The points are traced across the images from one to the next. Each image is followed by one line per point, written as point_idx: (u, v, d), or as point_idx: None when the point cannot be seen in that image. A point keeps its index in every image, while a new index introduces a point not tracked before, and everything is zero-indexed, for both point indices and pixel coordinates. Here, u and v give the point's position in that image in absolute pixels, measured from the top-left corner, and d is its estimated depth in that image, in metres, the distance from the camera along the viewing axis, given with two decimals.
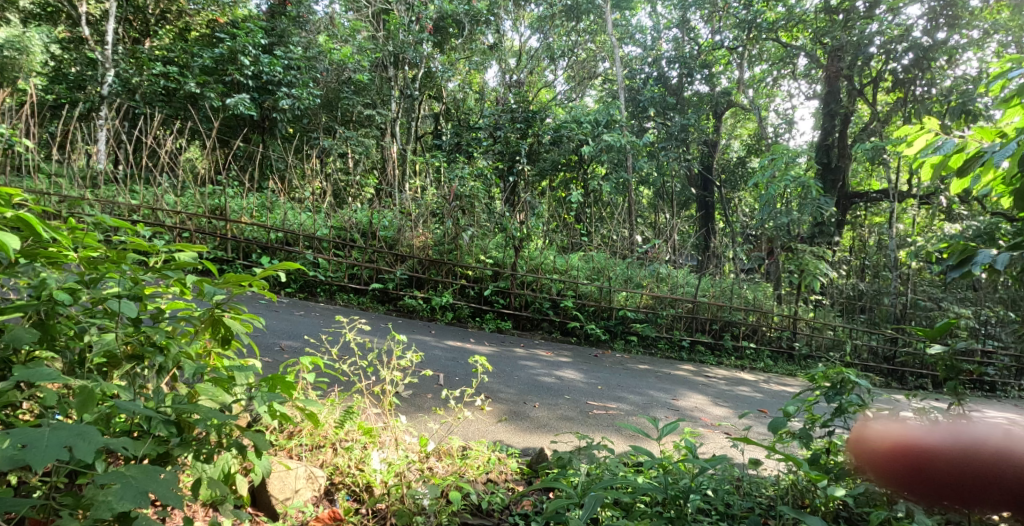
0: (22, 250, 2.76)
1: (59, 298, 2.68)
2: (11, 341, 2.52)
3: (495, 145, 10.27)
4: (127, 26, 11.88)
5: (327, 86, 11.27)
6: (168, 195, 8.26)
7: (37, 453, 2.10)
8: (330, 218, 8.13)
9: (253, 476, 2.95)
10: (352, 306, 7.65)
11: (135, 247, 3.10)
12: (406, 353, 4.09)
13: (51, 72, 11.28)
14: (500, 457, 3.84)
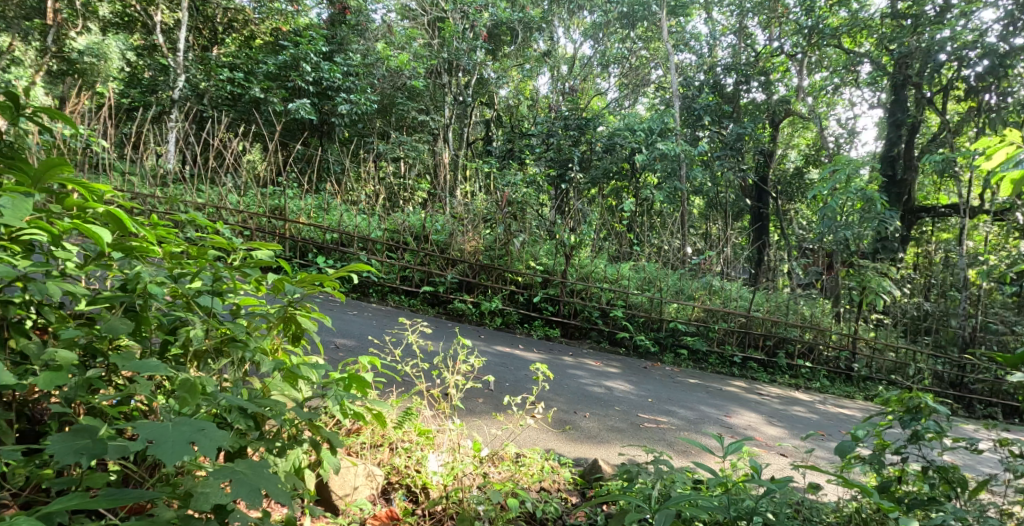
0: (115, 244, 2.88)
1: (151, 291, 2.82)
2: (109, 331, 2.68)
3: (548, 153, 10.24)
4: (195, 33, 12.22)
5: (383, 92, 11.55)
6: (231, 195, 8.63)
7: (162, 447, 2.18)
8: (383, 220, 8.31)
9: (320, 472, 3.02)
10: (403, 307, 7.79)
11: (214, 244, 3.23)
12: (468, 357, 4.09)
13: (126, 77, 11.99)
14: (554, 466, 3.79)
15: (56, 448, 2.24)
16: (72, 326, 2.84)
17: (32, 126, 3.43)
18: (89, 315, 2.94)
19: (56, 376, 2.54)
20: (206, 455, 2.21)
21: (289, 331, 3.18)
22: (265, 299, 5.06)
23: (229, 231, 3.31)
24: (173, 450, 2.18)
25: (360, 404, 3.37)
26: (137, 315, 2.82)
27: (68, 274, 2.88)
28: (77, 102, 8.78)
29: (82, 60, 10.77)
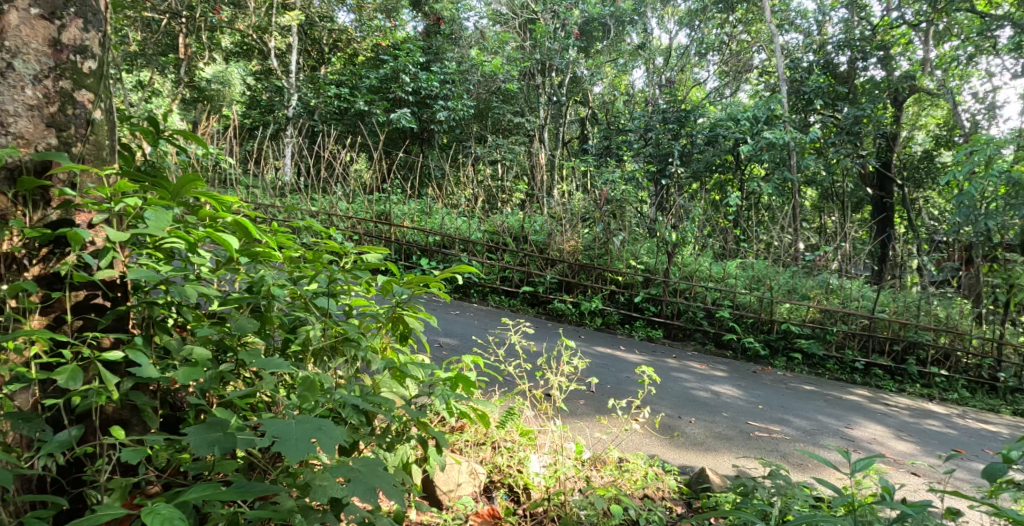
0: (242, 250, 3.04)
1: (275, 293, 2.96)
2: (237, 330, 2.82)
3: (646, 148, 10.11)
4: (306, 56, 12.99)
5: (478, 97, 11.57)
6: (341, 202, 9.19)
7: (287, 444, 2.23)
8: (483, 222, 8.45)
9: (428, 468, 3.08)
10: (503, 308, 7.93)
11: (328, 249, 3.37)
12: (572, 358, 4.05)
13: (247, 100, 12.97)
14: (658, 473, 3.67)
15: (193, 440, 2.34)
16: (207, 325, 3.02)
17: (167, 148, 3.68)
18: (221, 315, 3.11)
19: (193, 371, 2.66)
20: (327, 452, 2.25)
21: (397, 331, 3.28)
22: (374, 300, 5.22)
23: (341, 237, 3.45)
24: (296, 445, 2.23)
25: (465, 404, 3.40)
26: (263, 315, 2.96)
27: (203, 278, 3.07)
28: (206, 124, 9.49)
29: (210, 87, 11.66)
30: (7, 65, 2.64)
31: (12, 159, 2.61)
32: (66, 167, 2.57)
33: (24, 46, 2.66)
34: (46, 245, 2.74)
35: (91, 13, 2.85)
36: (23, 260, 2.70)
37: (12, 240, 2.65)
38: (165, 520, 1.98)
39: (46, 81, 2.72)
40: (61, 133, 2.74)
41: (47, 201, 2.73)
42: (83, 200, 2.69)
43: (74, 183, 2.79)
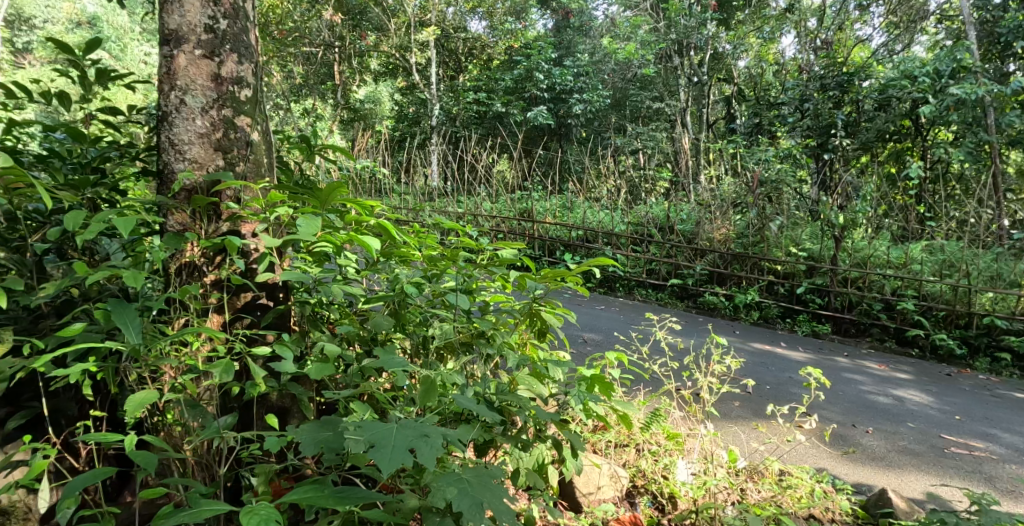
0: (382, 251, 3.12)
1: (410, 291, 2.99)
2: (374, 329, 2.87)
3: (803, 121, 8.60)
4: (445, 66, 13.30)
5: (614, 86, 11.70)
6: (485, 203, 9.38)
7: (386, 453, 2.16)
8: (626, 214, 8.30)
9: (565, 471, 3.01)
10: (650, 302, 7.75)
11: (466, 245, 3.35)
12: (725, 357, 3.76)
13: (395, 113, 13.65)
14: (827, 491, 3.31)
15: (302, 438, 2.38)
16: (348, 322, 3.10)
17: (322, 160, 3.85)
18: (366, 312, 3.19)
19: (324, 366, 2.69)
20: (424, 464, 2.15)
21: (534, 328, 3.22)
22: (516, 296, 5.20)
23: (478, 234, 3.42)
24: (393, 453, 2.15)
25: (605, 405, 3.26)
26: (398, 313, 3.00)
27: (350, 278, 3.18)
28: (361, 139, 10.06)
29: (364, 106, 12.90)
30: (180, 102, 2.89)
31: (185, 183, 2.82)
32: (229, 185, 2.71)
33: (192, 84, 2.90)
34: (218, 253, 2.92)
35: (244, 46, 3.01)
36: (202, 267, 2.92)
37: (191, 248, 2.88)
38: (263, 520, 2.00)
39: (212, 111, 2.92)
40: (226, 156, 2.93)
41: (218, 214, 2.95)
42: (244, 212, 2.87)
43: (239, 197, 2.95)
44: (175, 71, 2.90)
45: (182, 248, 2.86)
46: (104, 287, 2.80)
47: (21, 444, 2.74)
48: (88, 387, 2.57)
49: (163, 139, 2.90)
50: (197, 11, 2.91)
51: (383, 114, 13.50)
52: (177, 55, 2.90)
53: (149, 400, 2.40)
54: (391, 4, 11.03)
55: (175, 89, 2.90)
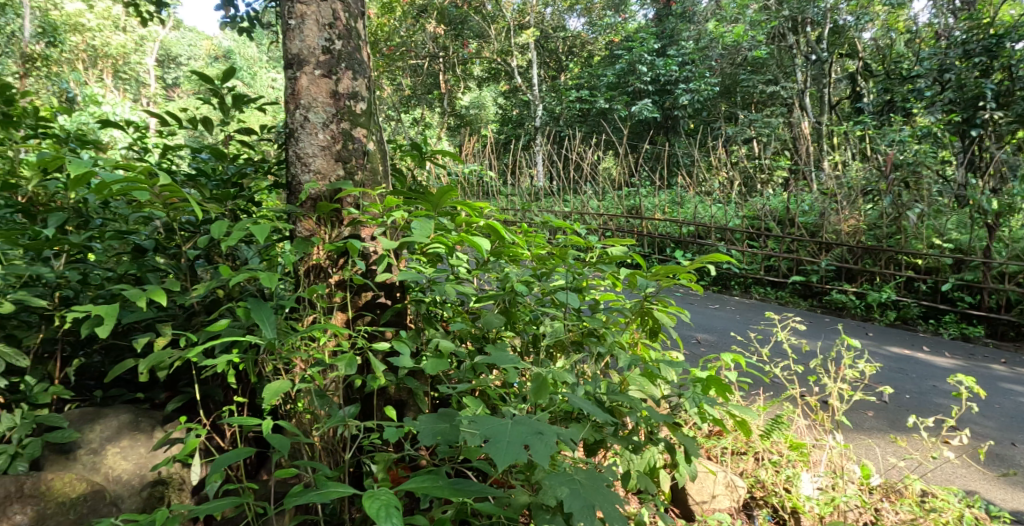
0: (491, 250, 3.12)
1: (519, 290, 2.96)
2: (485, 326, 2.84)
3: (946, 93, 7.52)
4: (546, 68, 13.65)
5: (722, 73, 10.94)
6: (592, 201, 9.27)
7: (502, 448, 2.10)
8: (742, 208, 7.97)
9: (678, 477, 2.88)
10: (769, 301, 7.36)
11: (575, 243, 3.28)
12: (858, 363, 3.46)
13: (500, 117, 13.79)
14: (979, 517, 2.94)
15: (420, 428, 2.37)
16: (461, 321, 3.09)
17: (432, 166, 3.89)
18: (478, 310, 3.18)
19: (439, 362, 2.67)
20: (538, 461, 2.09)
21: (645, 326, 3.11)
22: (625, 295, 5.07)
23: (589, 233, 3.34)
24: (507, 449, 2.10)
25: (721, 409, 3.08)
26: (507, 310, 2.98)
27: (463, 278, 3.17)
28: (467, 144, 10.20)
29: (469, 113, 13.29)
30: (304, 119, 3.10)
31: (311, 192, 3.01)
32: (350, 192, 2.85)
33: (314, 101, 3.10)
34: (340, 255, 3.04)
35: (358, 63, 3.20)
36: (328, 269, 3.06)
37: (318, 251, 3.00)
38: (384, 505, 2.01)
39: (332, 125, 3.11)
40: (346, 165, 3.12)
41: (340, 219, 3.08)
42: (364, 217, 2.91)
43: (357, 203, 3.10)
44: (299, 91, 3.11)
45: (309, 252, 2.94)
46: (242, 290, 2.99)
47: (176, 425, 2.94)
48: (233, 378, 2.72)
49: (290, 153, 3.10)
50: (315, 35, 3.11)
51: (487, 119, 13.67)
52: (299, 77, 3.12)
53: (283, 389, 2.49)
54: (490, 11, 11.43)
55: (299, 108, 3.10)
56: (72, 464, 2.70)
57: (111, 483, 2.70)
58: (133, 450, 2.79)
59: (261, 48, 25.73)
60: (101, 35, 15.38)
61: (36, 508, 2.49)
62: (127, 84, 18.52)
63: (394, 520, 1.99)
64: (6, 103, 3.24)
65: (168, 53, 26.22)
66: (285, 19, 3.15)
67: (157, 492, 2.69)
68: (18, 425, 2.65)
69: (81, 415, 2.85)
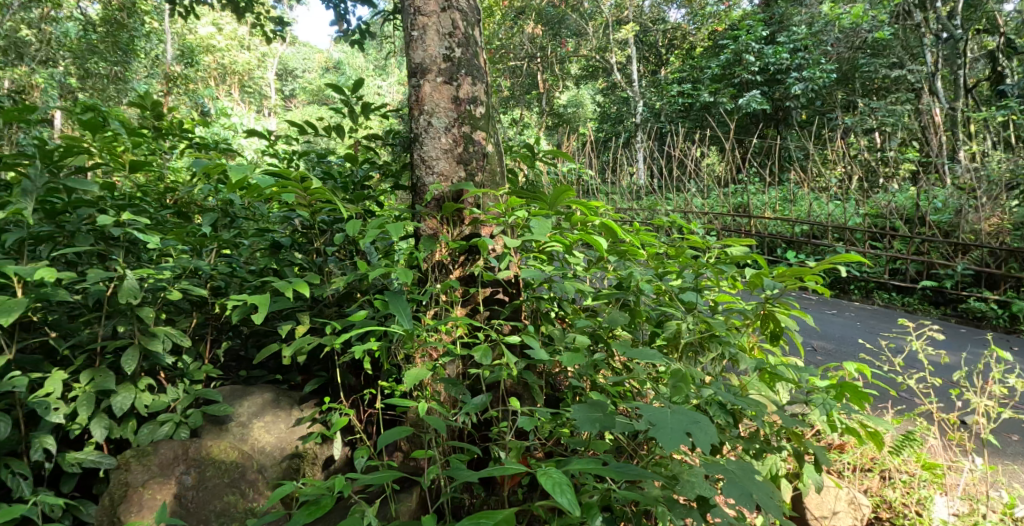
0: (611, 249, 3.10)
1: (643, 288, 2.95)
2: (609, 323, 2.83)
3: None
4: (645, 63, 13.40)
5: (839, 58, 10.09)
6: (696, 199, 8.95)
7: (666, 434, 2.13)
8: (863, 205, 7.45)
9: (800, 487, 2.71)
10: (894, 307, 6.83)
11: (694, 244, 3.20)
12: (1005, 381, 3.12)
13: (598, 116, 13.61)
14: None
15: (576, 416, 2.33)
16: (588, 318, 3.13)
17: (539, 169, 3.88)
18: (594, 308, 3.19)
19: (573, 355, 2.66)
20: (703, 448, 2.11)
21: (766, 329, 2.97)
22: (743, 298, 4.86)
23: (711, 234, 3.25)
24: (672, 435, 2.12)
25: (851, 418, 2.87)
26: (632, 309, 2.96)
27: (579, 276, 3.19)
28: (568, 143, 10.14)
29: (567, 111, 13.27)
30: (428, 124, 3.27)
31: (435, 192, 3.17)
32: (471, 191, 2.96)
33: (436, 107, 3.27)
34: (461, 253, 3.17)
35: (477, 70, 3.34)
36: (449, 265, 3.17)
37: (439, 251, 3.12)
38: (557, 484, 2.02)
39: (453, 129, 3.26)
40: (466, 167, 3.26)
41: (461, 219, 3.17)
42: (486, 216, 3.01)
43: (478, 203, 3.19)
44: (423, 98, 3.30)
45: (430, 252, 3.08)
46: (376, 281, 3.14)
47: (313, 406, 3.23)
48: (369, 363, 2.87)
49: (415, 157, 3.28)
50: (436, 44, 3.29)
51: (586, 117, 13.55)
52: (423, 85, 3.30)
53: (421, 377, 2.55)
54: (587, 8, 11.57)
55: (423, 113, 3.28)
56: (224, 433, 3.03)
57: (257, 452, 3.01)
58: (275, 425, 3.11)
59: (368, 58, 26.59)
60: (226, 54, 16.42)
61: (198, 469, 2.84)
62: (252, 96, 19.76)
63: (569, 497, 2.01)
64: (158, 117, 3.61)
65: (284, 67, 27.80)
66: (408, 32, 3.36)
67: (296, 462, 2.99)
68: (182, 398, 3.01)
69: (232, 392, 3.21)
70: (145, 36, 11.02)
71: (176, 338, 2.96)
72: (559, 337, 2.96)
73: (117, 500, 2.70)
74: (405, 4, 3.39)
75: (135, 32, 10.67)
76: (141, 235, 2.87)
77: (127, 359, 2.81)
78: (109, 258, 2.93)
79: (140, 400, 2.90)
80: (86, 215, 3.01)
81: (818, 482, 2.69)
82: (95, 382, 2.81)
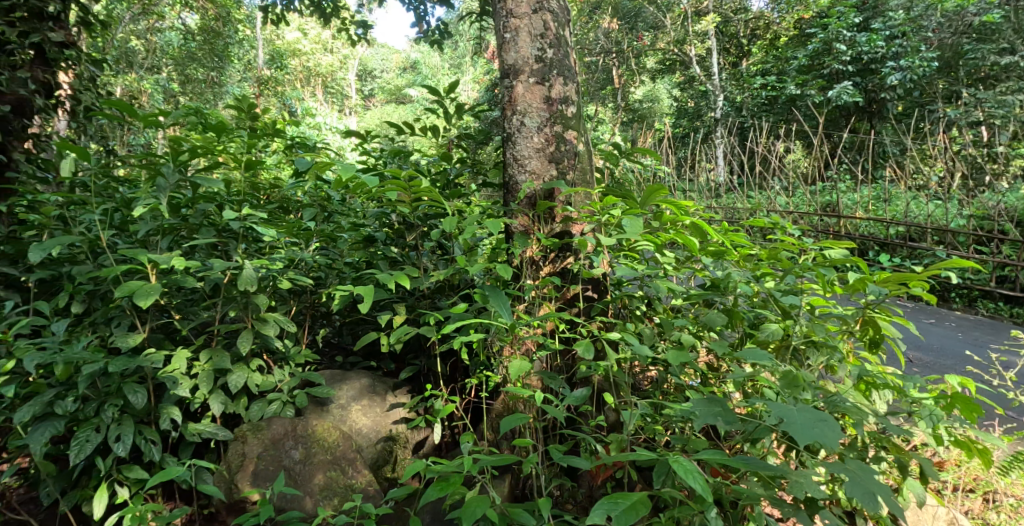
0: (703, 249, 3.20)
1: (740, 288, 3.02)
2: (707, 323, 2.94)
3: None
4: (724, 55, 13.15)
5: (942, 44, 9.27)
6: (780, 198, 8.57)
7: (796, 430, 2.25)
8: (966, 205, 6.98)
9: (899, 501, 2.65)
10: (1001, 317, 6.36)
11: (786, 245, 3.28)
12: None
13: (676, 110, 13.35)
14: None
15: (699, 410, 2.51)
16: (682, 317, 3.21)
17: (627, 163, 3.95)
18: (682, 308, 3.25)
19: (680, 353, 2.86)
20: (831, 446, 2.22)
21: (865, 337, 2.98)
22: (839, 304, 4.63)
23: (793, 230, 3.41)
24: (802, 432, 2.25)
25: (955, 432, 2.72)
26: (730, 310, 3.02)
27: (669, 274, 3.28)
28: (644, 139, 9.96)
29: (642, 107, 13.07)
30: (521, 123, 3.56)
31: (529, 189, 3.44)
32: (565, 189, 3.25)
33: (530, 107, 3.55)
34: (552, 250, 3.41)
35: (567, 69, 3.63)
36: (539, 261, 3.39)
37: (531, 248, 3.35)
38: (687, 473, 2.27)
39: (545, 128, 3.56)
40: (558, 165, 3.54)
41: (553, 217, 3.44)
42: (579, 213, 3.31)
43: (569, 200, 3.47)
44: (516, 99, 3.58)
45: (523, 249, 3.33)
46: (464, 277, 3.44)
47: (403, 392, 3.66)
48: (465, 353, 3.11)
49: (509, 156, 3.58)
50: (529, 45, 3.58)
51: (662, 112, 13.31)
52: (516, 85, 3.59)
53: (523, 369, 2.83)
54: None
55: (517, 113, 3.57)
56: (327, 414, 3.45)
57: (355, 433, 3.43)
58: (371, 408, 3.52)
59: (444, 56, 26.73)
60: (308, 55, 16.87)
61: (304, 445, 3.25)
62: (334, 96, 20.26)
63: (698, 481, 2.26)
64: (251, 118, 3.94)
65: (363, 67, 28.38)
66: (502, 35, 3.66)
67: (390, 445, 3.41)
68: (288, 380, 3.41)
69: (333, 376, 3.65)
70: (238, 43, 11.15)
71: (284, 323, 3.32)
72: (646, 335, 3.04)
73: (234, 468, 3.15)
74: (498, 8, 3.69)
75: (229, 39, 10.75)
76: (257, 229, 3.21)
77: (242, 341, 3.19)
78: (229, 247, 3.33)
79: (251, 379, 3.29)
80: (206, 209, 3.39)
81: (920, 491, 2.66)
82: (213, 361, 3.18)
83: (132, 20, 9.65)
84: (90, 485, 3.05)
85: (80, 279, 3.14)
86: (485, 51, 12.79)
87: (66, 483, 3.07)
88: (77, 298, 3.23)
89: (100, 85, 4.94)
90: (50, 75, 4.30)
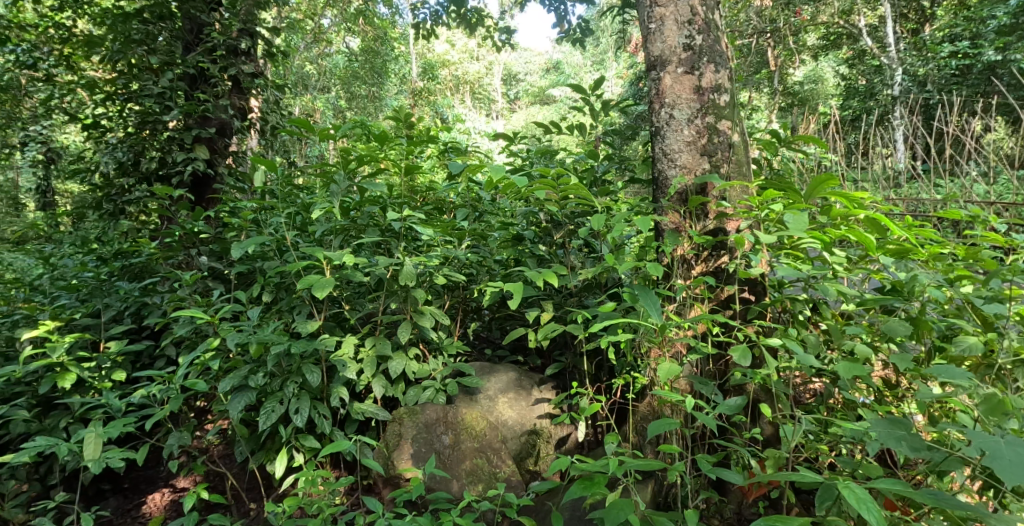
0: (883, 246, 2.84)
1: (930, 293, 2.63)
2: (887, 331, 2.60)
3: None
4: (902, 21, 11.97)
5: None
6: (977, 185, 7.48)
7: (1004, 465, 2.07)
8: None
9: None
10: None
11: (992, 241, 2.80)
12: None
13: (844, 90, 12.32)
14: None
15: (878, 432, 2.34)
16: (856, 325, 2.86)
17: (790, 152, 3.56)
18: (858, 316, 2.89)
19: (853, 365, 2.53)
20: None
21: None
22: None
23: (999, 225, 2.91)
24: (1012, 469, 2.06)
25: None
26: (916, 319, 2.66)
27: (840, 276, 2.95)
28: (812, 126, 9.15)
29: (804, 88, 12.16)
30: (669, 117, 3.31)
31: (680, 185, 3.20)
32: (718, 185, 3.00)
33: (678, 98, 3.30)
34: (705, 248, 3.15)
35: (719, 55, 3.30)
36: (690, 260, 3.17)
37: (681, 247, 3.14)
38: (860, 500, 2.11)
39: (696, 120, 3.27)
40: (711, 158, 3.24)
41: (705, 213, 3.18)
42: (734, 209, 3.04)
43: (723, 195, 3.18)
44: (664, 91, 3.34)
45: (673, 247, 3.10)
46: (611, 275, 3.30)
47: (551, 387, 3.60)
48: (614, 352, 2.95)
49: (657, 150, 3.34)
50: (676, 34, 3.32)
51: (829, 93, 12.30)
52: (663, 76, 3.34)
53: (673, 370, 2.64)
54: None
55: (664, 106, 3.33)
56: (476, 403, 3.45)
57: (501, 424, 3.41)
58: (517, 402, 3.48)
59: (587, 52, 26.58)
60: (456, 65, 17.30)
61: (455, 431, 3.32)
62: (482, 102, 20.65)
63: (876, 513, 2.09)
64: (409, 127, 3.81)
65: (507, 68, 28.65)
66: (646, 25, 3.42)
67: (533, 438, 3.37)
68: (442, 369, 3.44)
69: (483, 368, 3.64)
70: (396, 60, 11.47)
71: (441, 317, 3.34)
72: (812, 339, 2.76)
73: (389, 447, 3.24)
74: None
75: (387, 58, 11.09)
76: (417, 228, 3.23)
77: (403, 331, 3.25)
78: (391, 245, 3.37)
79: (411, 368, 3.33)
80: (373, 213, 3.45)
81: None
82: (376, 348, 3.25)
83: (306, 48, 10.25)
84: (274, 449, 3.17)
85: (268, 274, 3.29)
86: (630, 45, 12.37)
87: (255, 444, 3.18)
88: (268, 289, 3.39)
89: (282, 106, 5.22)
90: (244, 101, 4.79)
